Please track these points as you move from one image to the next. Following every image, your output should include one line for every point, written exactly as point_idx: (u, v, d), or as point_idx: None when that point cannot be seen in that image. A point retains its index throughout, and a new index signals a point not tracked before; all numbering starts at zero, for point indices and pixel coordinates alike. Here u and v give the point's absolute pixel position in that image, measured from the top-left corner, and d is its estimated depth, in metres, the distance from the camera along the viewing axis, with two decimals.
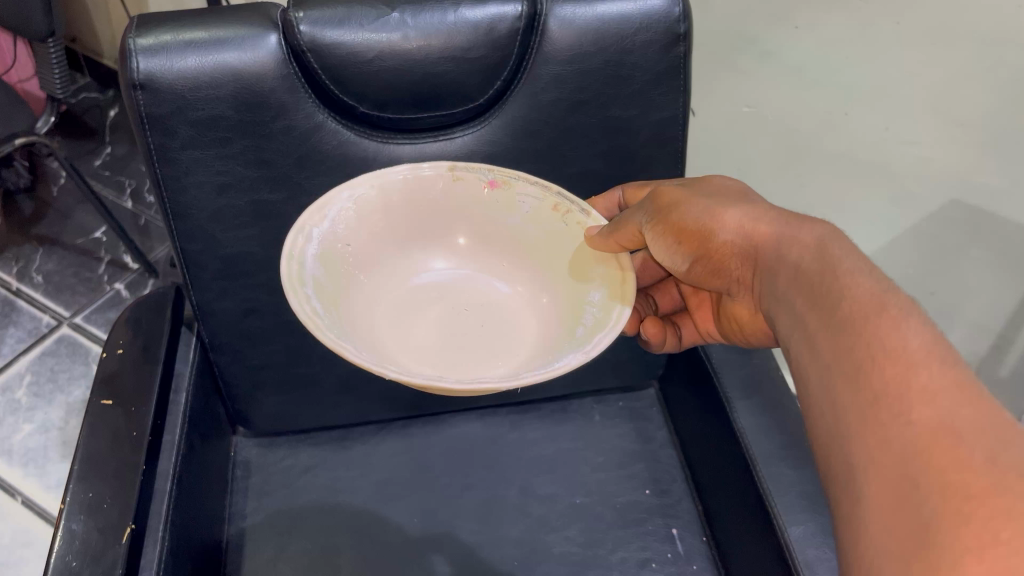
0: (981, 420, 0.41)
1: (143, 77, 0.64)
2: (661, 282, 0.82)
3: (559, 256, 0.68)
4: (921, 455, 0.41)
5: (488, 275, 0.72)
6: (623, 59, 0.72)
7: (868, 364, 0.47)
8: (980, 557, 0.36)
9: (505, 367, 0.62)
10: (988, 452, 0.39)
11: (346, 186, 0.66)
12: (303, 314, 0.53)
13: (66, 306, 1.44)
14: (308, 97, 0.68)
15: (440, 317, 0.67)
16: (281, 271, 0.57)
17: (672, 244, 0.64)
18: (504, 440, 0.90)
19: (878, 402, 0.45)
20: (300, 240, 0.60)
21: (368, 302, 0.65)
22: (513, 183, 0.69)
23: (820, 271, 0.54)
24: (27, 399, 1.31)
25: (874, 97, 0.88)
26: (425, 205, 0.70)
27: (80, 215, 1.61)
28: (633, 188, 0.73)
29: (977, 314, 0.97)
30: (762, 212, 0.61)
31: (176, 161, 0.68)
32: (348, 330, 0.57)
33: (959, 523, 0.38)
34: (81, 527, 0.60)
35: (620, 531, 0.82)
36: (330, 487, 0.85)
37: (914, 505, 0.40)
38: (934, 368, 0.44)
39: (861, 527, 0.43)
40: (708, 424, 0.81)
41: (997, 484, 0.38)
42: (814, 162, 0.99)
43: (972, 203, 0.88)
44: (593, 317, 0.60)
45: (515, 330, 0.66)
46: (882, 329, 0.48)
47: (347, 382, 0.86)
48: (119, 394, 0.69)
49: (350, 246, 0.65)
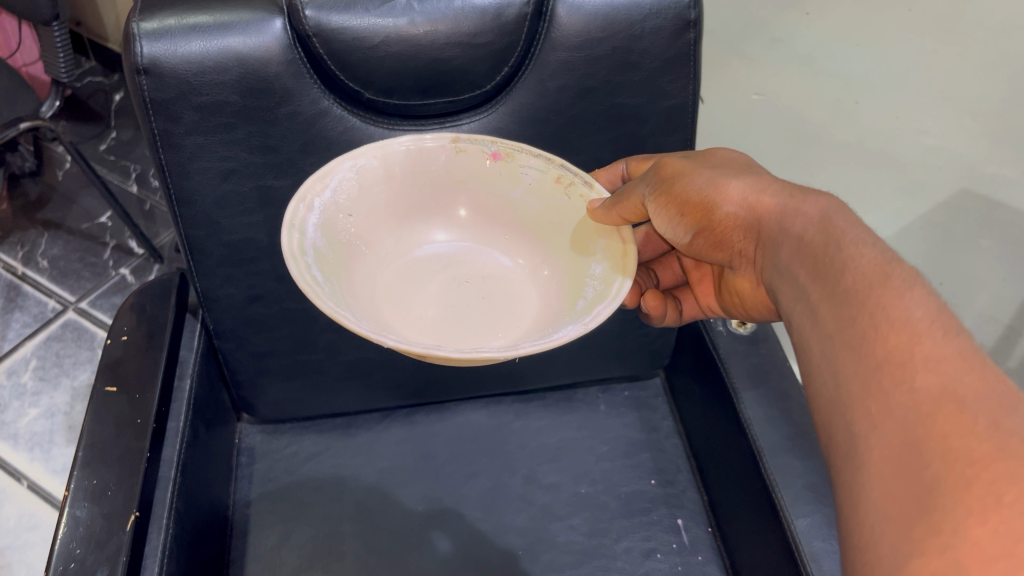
0: (984, 387, 0.41)
1: (146, 62, 0.63)
2: (664, 256, 0.81)
3: (562, 229, 0.67)
4: (925, 421, 0.41)
5: (491, 248, 0.71)
6: (632, 46, 0.71)
7: (872, 334, 0.47)
8: (983, 520, 0.36)
9: (505, 338, 0.61)
10: (991, 417, 0.39)
11: (348, 156, 0.65)
12: (304, 283, 0.53)
13: (71, 292, 1.44)
14: (313, 82, 0.68)
15: (441, 289, 0.67)
16: (282, 241, 0.56)
17: (675, 217, 0.64)
18: (509, 429, 0.90)
19: (880, 370, 0.45)
20: (301, 210, 0.59)
21: (368, 273, 0.64)
22: (517, 155, 0.68)
23: (823, 241, 0.54)
24: (32, 383, 1.32)
25: (884, 84, 0.87)
26: (427, 177, 0.69)
27: (85, 199, 1.61)
28: (638, 161, 0.72)
29: (986, 305, 0.96)
30: (765, 184, 0.60)
31: (180, 147, 0.67)
32: (347, 300, 0.57)
33: (961, 487, 0.38)
34: (85, 513, 0.60)
35: (624, 521, 0.81)
36: (334, 474, 0.85)
37: (914, 470, 0.40)
38: (938, 338, 0.44)
39: (861, 492, 0.42)
40: (714, 412, 0.81)
41: (1000, 447, 0.38)
42: (823, 151, 0.98)
43: (981, 193, 0.87)
44: (593, 290, 0.60)
45: (516, 303, 0.66)
46: (885, 298, 0.47)
47: (352, 370, 0.85)
48: (123, 380, 0.69)
49: (352, 218, 0.64)
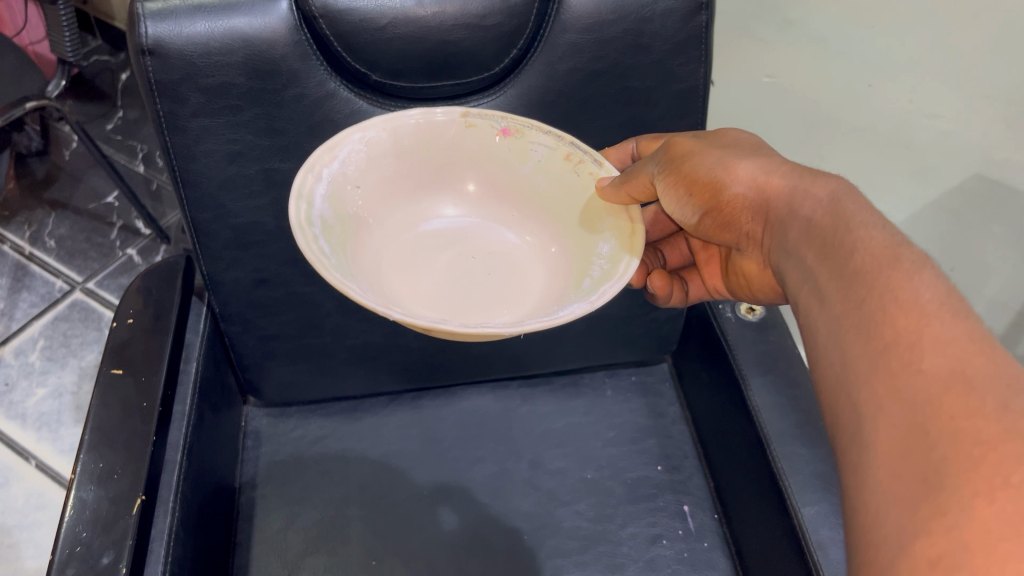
0: (993, 368, 0.40)
1: (152, 43, 0.62)
2: (671, 236, 0.80)
3: (569, 205, 0.66)
4: (932, 402, 0.40)
5: (499, 225, 0.70)
6: (643, 28, 0.70)
7: (880, 316, 0.46)
8: (991, 500, 0.35)
9: (510, 316, 0.61)
10: (1000, 398, 0.39)
11: (357, 128, 0.64)
12: (311, 253, 0.52)
13: (78, 272, 1.44)
14: (320, 64, 0.67)
15: (448, 265, 0.66)
16: (289, 211, 0.55)
17: (683, 196, 0.63)
18: (515, 414, 0.90)
19: (888, 352, 0.44)
20: (310, 179, 0.59)
21: (375, 246, 0.64)
22: (527, 132, 0.67)
23: (833, 223, 0.53)
24: (39, 363, 1.32)
25: (899, 68, 0.86)
26: (435, 151, 0.69)
27: (92, 179, 1.60)
28: (648, 140, 0.72)
29: (998, 291, 0.95)
30: (774, 166, 0.60)
31: (186, 130, 0.67)
32: (353, 272, 0.56)
33: (968, 467, 0.37)
34: (92, 496, 0.60)
35: (630, 506, 0.81)
36: (340, 458, 0.85)
37: (921, 451, 0.39)
38: (946, 320, 0.43)
39: (867, 471, 0.42)
40: (721, 398, 0.80)
41: (1009, 428, 0.37)
42: (834, 135, 0.97)
43: (995, 177, 0.86)
44: (600, 269, 0.59)
45: (522, 280, 0.65)
46: (894, 281, 0.47)
47: (358, 354, 0.85)
48: (129, 363, 0.69)
49: (360, 190, 0.64)
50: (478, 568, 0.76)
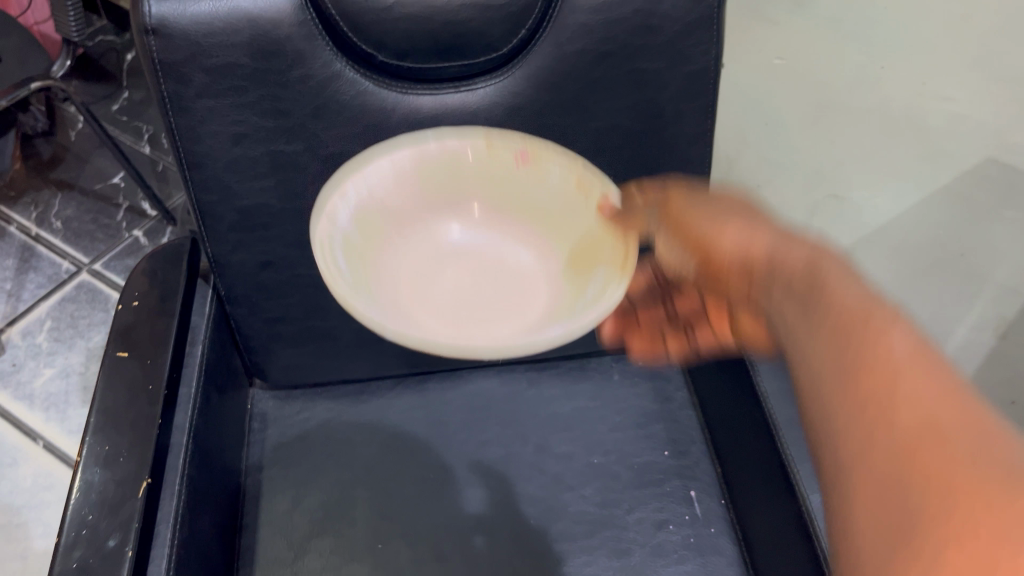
0: (965, 419, 0.40)
1: (155, 22, 0.61)
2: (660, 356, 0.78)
3: (576, 226, 0.65)
4: (909, 456, 0.41)
5: (513, 244, 0.69)
6: (654, 9, 0.69)
7: (857, 371, 0.46)
8: (962, 552, 0.36)
9: (510, 330, 0.59)
10: (973, 448, 0.39)
11: (387, 147, 0.65)
12: (326, 271, 0.54)
13: (85, 253, 1.44)
14: (326, 45, 0.66)
15: (458, 283, 0.65)
16: (313, 230, 0.57)
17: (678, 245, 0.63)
18: (521, 398, 0.89)
19: (865, 407, 0.45)
20: (334, 199, 0.60)
21: (395, 256, 0.64)
22: (543, 155, 0.66)
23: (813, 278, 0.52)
24: (47, 344, 1.32)
25: (912, 50, 0.85)
26: (456, 171, 0.68)
27: (98, 160, 1.60)
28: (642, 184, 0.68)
29: (1007, 278, 0.92)
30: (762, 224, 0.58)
31: (190, 111, 0.66)
32: (372, 287, 0.57)
33: (942, 523, 0.38)
34: (98, 478, 0.60)
35: (636, 491, 0.81)
36: (346, 441, 0.84)
37: (898, 504, 0.41)
38: (919, 376, 0.43)
39: (853, 524, 0.44)
40: (729, 383, 0.80)
41: (983, 477, 0.38)
42: (844, 118, 0.96)
43: (1007, 162, 0.84)
44: (591, 294, 0.57)
45: (528, 299, 0.63)
46: (870, 335, 0.46)
47: (364, 337, 0.85)
48: (135, 346, 0.69)
49: (387, 207, 0.64)
50: (484, 551, 0.76)
